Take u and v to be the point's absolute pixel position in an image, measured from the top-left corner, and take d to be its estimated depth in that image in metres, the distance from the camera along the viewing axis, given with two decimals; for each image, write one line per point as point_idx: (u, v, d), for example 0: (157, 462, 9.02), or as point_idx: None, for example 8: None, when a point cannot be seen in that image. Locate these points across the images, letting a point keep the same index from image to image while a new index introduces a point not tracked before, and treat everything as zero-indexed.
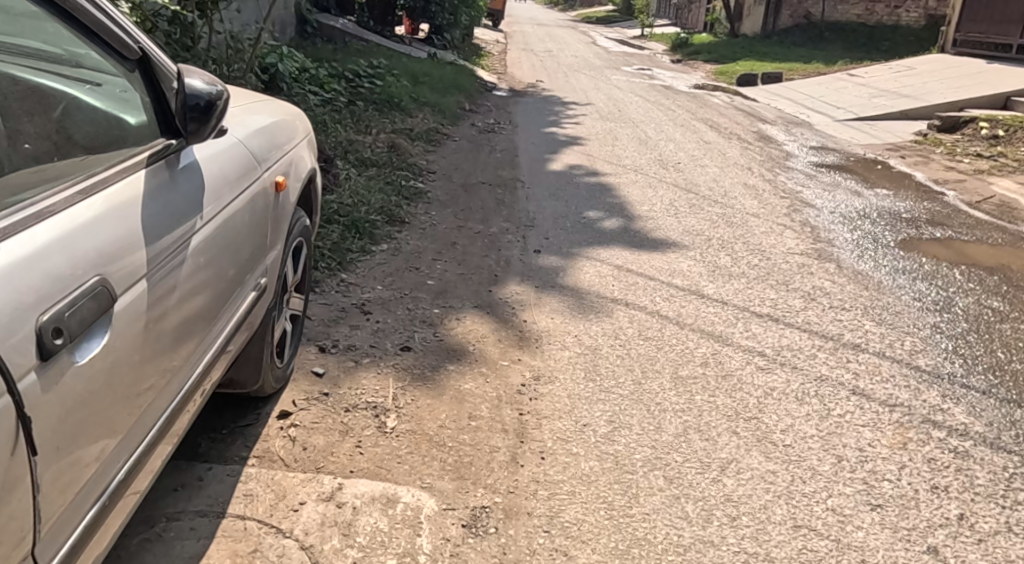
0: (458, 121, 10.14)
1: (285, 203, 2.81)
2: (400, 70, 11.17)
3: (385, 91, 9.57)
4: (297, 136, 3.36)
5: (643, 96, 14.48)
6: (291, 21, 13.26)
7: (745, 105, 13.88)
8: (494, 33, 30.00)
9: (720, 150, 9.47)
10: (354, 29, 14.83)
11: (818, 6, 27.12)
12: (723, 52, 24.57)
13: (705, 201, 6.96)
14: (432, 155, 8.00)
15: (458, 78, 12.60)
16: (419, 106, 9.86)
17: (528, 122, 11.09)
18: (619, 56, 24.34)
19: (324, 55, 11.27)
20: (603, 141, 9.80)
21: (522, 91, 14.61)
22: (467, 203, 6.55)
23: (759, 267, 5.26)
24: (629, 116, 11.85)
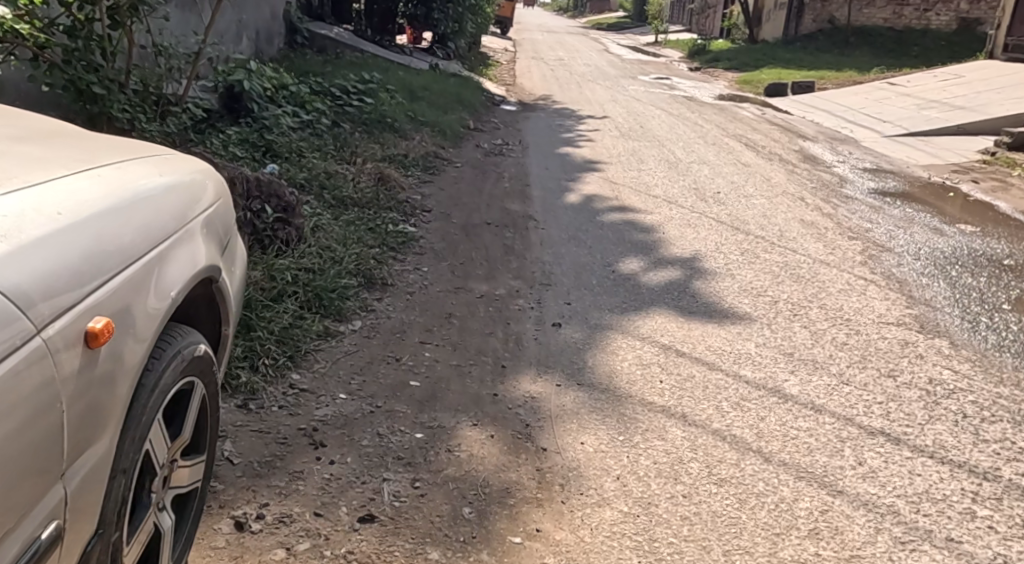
0: (461, 143, 8.93)
1: (113, 342, 1.60)
2: (396, 84, 9.98)
3: (376, 110, 8.37)
4: (186, 207, 2.13)
5: (664, 109, 13.25)
6: (277, 30, 12.11)
7: (778, 119, 12.64)
8: (502, 40, 28.84)
9: (764, 175, 8.22)
10: (348, 38, 13.66)
11: (843, 10, 25.81)
12: (743, 60, 23.31)
13: (759, 246, 5.72)
14: (428, 189, 6.79)
15: (462, 92, 11.39)
16: (416, 126, 8.66)
17: (542, 141, 9.86)
18: (633, 64, 23.14)
19: (311, 68, 10.09)
20: (628, 164, 8.56)
21: (532, 104, 13.42)
22: (469, 252, 5.31)
23: (849, 348, 4.02)
24: (653, 133, 10.64)
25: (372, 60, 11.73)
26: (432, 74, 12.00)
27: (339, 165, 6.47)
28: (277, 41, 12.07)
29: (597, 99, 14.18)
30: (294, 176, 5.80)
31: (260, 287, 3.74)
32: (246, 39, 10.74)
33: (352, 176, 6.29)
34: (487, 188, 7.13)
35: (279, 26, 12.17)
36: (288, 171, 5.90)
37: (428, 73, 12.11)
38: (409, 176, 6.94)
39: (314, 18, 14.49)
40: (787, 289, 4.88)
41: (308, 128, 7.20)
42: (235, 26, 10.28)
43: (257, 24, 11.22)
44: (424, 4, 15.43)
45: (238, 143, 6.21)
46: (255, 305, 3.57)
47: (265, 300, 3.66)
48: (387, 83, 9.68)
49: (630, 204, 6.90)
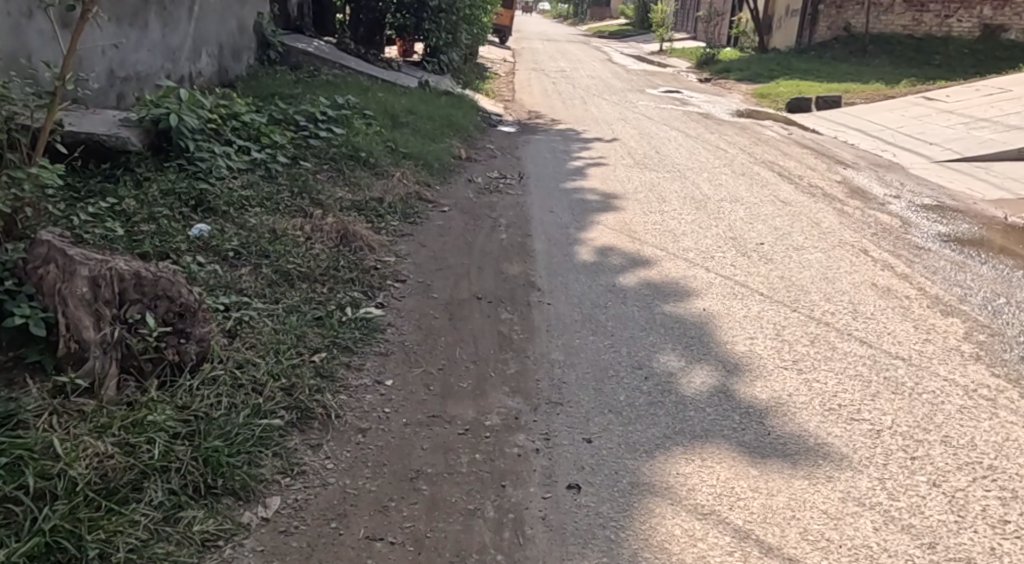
0: (449, 181, 7.62)
1: None
2: (376, 108, 8.68)
3: (347, 143, 7.06)
4: None
5: (678, 130, 12.00)
6: (246, 45, 10.85)
7: (806, 139, 11.37)
8: (501, 51, 27.59)
9: (810, 217, 6.90)
10: (328, 52, 12.38)
11: (860, 16, 24.49)
12: (756, 70, 21.99)
13: (831, 331, 4.39)
14: (405, 248, 5.46)
15: (453, 114, 10.09)
16: (396, 159, 7.35)
17: (545, 173, 8.53)
18: (639, 75, 21.95)
19: (278, 91, 8.80)
20: (647, 204, 7.24)
21: (532, 124, 12.17)
22: (450, 349, 3.97)
23: (1014, 534, 2.69)
24: (670, 159, 9.37)
25: (353, 79, 10.46)
26: (420, 94, 10.72)
27: (290, 221, 5.17)
28: (245, 58, 10.81)
29: (603, 118, 12.90)
30: (222, 249, 4.49)
31: (108, 469, 2.49)
32: (207, 57, 9.47)
33: (305, 235, 4.98)
34: (479, 243, 5.80)
35: (248, 41, 10.91)
36: (217, 240, 4.60)
37: (416, 92, 10.83)
38: (381, 231, 5.63)
39: (292, 30, 13.23)
40: (888, 405, 3.55)
41: (257, 172, 5.91)
42: (192, 42, 9.01)
43: (221, 39, 9.95)
44: (413, 15, 14.14)
45: (159, 198, 4.91)
46: (89, 517, 2.33)
47: (113, 501, 2.42)
48: (365, 108, 8.38)
49: (656, 263, 5.55)
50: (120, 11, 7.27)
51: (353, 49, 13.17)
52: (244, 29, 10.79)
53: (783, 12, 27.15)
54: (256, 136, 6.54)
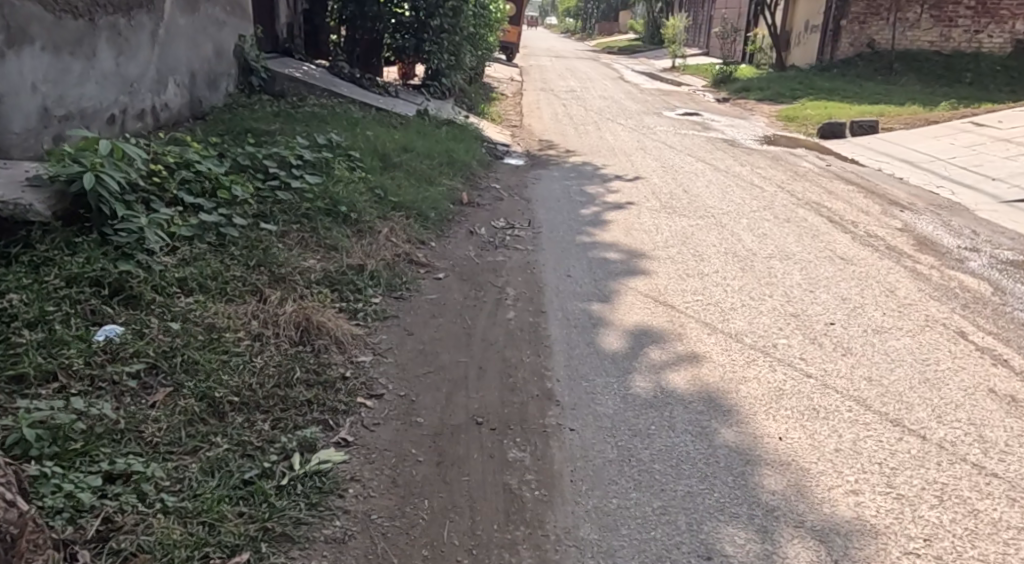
0: (447, 238, 6.47)
1: None
2: (365, 146, 7.55)
3: (323, 195, 5.94)
4: None
5: (705, 161, 10.88)
6: (224, 72, 9.78)
7: (849, 173, 10.24)
8: (509, 70, 26.49)
9: (881, 281, 5.74)
10: (319, 77, 11.29)
11: (885, 32, 23.38)
12: (777, 89, 20.86)
13: (960, 477, 3.23)
14: (386, 339, 4.31)
15: (455, 149, 8.96)
16: (383, 212, 6.22)
17: (559, 221, 7.38)
18: (655, 96, 20.89)
19: (253, 128, 7.69)
20: (683, 263, 6.08)
21: (543, 155, 11.06)
22: (434, 525, 2.87)
23: None
24: (702, 200, 8.26)
25: (344, 109, 9.38)
26: (418, 126, 9.60)
27: (236, 309, 4.05)
28: (223, 86, 9.74)
29: (621, 147, 11.75)
30: (132, 366, 3.39)
31: None
32: (174, 87, 8.39)
33: (252, 335, 3.84)
34: (481, 329, 4.64)
35: (226, 67, 9.83)
36: (128, 350, 3.47)
37: (414, 124, 9.72)
38: (355, 322, 4.48)
39: (280, 53, 12.13)
40: None
41: (205, 240, 4.80)
42: (156, 71, 7.94)
43: (193, 67, 8.88)
44: (413, 36, 13.07)
45: (60, 289, 3.78)
46: None
47: None
48: (351, 148, 7.24)
49: (705, 356, 4.38)
50: (57, 38, 6.20)
51: (347, 73, 12.08)
52: (222, 54, 9.72)
53: (802, 27, 26.04)
54: (211, 190, 5.41)
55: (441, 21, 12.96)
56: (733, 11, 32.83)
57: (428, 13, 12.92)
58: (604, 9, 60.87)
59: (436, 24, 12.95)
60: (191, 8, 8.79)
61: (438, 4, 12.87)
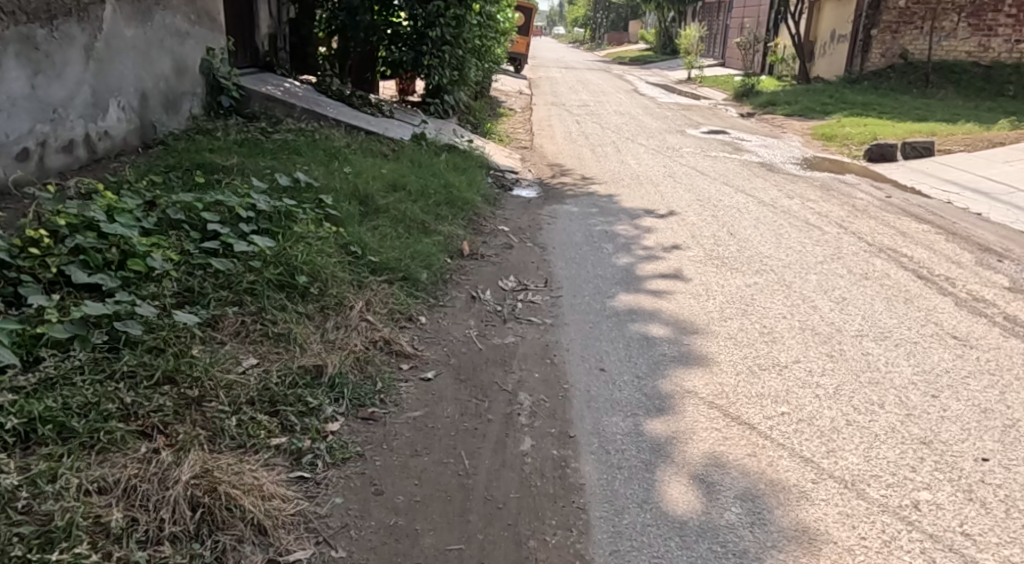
0: (442, 312, 5.05)
1: None
2: (342, 185, 6.12)
3: (277, 259, 4.52)
4: None
5: (744, 192, 9.48)
6: (187, 92, 8.40)
7: (916, 207, 8.82)
8: (517, 82, 25.07)
9: (1022, 376, 4.30)
10: (302, 96, 9.88)
11: (919, 41, 21.96)
12: (807, 104, 19.40)
13: None
14: (342, 508, 3.02)
15: (456, 183, 7.53)
16: (353, 284, 4.78)
17: (583, 279, 5.93)
18: (674, 112, 19.51)
19: (206, 164, 6.30)
20: (752, 348, 4.62)
21: (558, 184, 9.67)
22: None
23: None
24: (754, 247, 6.87)
25: (325, 135, 7.97)
26: (412, 156, 8.18)
27: (103, 475, 2.85)
28: (186, 107, 8.37)
29: (646, 175, 10.31)
30: None
31: None
32: (118, 111, 7.00)
33: (105, 549, 2.65)
34: (483, 480, 3.24)
35: (190, 85, 8.45)
36: None
37: (408, 153, 8.31)
38: (293, 479, 3.12)
39: (259, 68, 10.74)
40: None
41: (90, 346, 3.41)
42: (91, 92, 6.56)
43: (145, 85, 7.49)
44: (410, 48, 11.66)
45: None
46: None
47: None
48: (322, 190, 5.80)
49: (819, 549, 2.94)
50: None
51: (335, 90, 10.68)
52: (184, 72, 8.34)
53: (828, 37, 24.65)
54: (118, 261, 4.00)
55: (442, 30, 11.52)
56: (752, 20, 31.39)
57: (426, 22, 11.49)
58: (614, 18, 59.49)
59: (436, 35, 11.51)
60: (142, 17, 7.41)
61: (438, 12, 11.47)
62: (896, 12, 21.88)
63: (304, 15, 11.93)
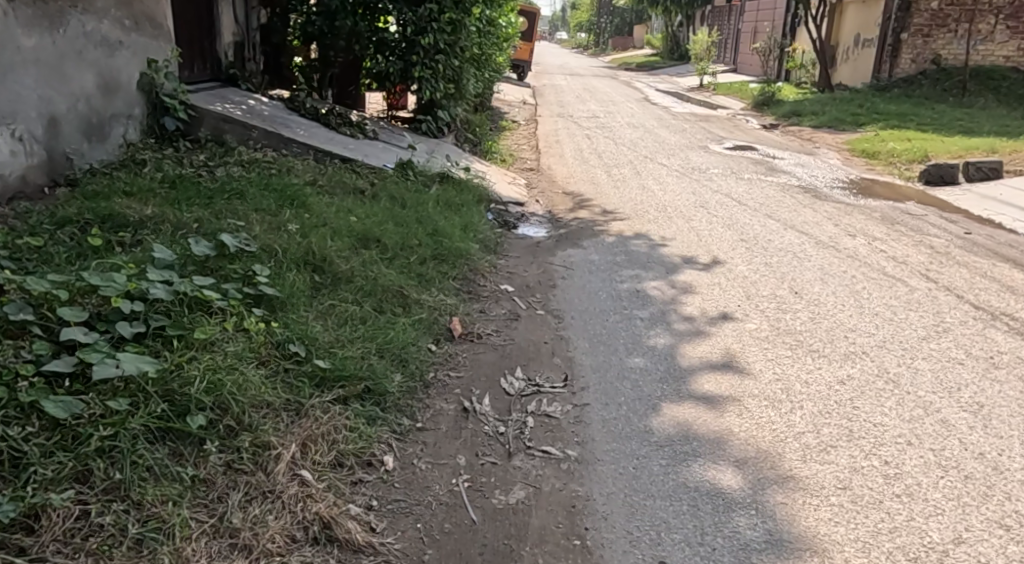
0: (419, 445, 3.47)
1: None
2: (290, 245, 4.56)
3: (160, 388, 3.02)
4: None
5: (793, 228, 7.96)
6: (119, 114, 6.85)
7: (1008, 247, 7.31)
8: (521, 92, 23.53)
9: None
10: (267, 116, 8.32)
11: (953, 46, 20.47)
12: (836, 114, 17.87)
13: None
14: None
15: (445, 230, 6.01)
16: (277, 410, 3.24)
17: (615, 372, 4.38)
18: (692, 123, 17.99)
19: (115, 216, 4.73)
20: (885, 517, 3.11)
21: (573, 220, 8.15)
22: None
23: None
24: (830, 314, 5.34)
25: (286, 170, 6.46)
26: (392, 194, 6.66)
27: None
28: (117, 132, 6.82)
29: (674, 206, 8.79)
30: None
31: None
32: (11, 142, 5.56)
33: None
34: None
35: (123, 106, 6.91)
36: None
37: (391, 189, 6.80)
38: None
39: (220, 82, 9.20)
40: None
41: None
42: None
43: (56, 108, 5.99)
44: (400, 58, 10.15)
45: None
46: None
47: None
48: (257, 259, 4.24)
49: None
50: None
51: (310, 108, 9.15)
52: (115, 90, 6.80)
53: (852, 41, 23.17)
54: None
55: (435, 38, 10.01)
56: (766, 24, 29.91)
57: (417, 28, 9.99)
58: (619, 24, 58.02)
59: (429, 42, 9.99)
60: (50, 23, 5.90)
61: (432, 17, 9.96)
62: (928, 14, 20.41)
63: (276, 20, 10.39)
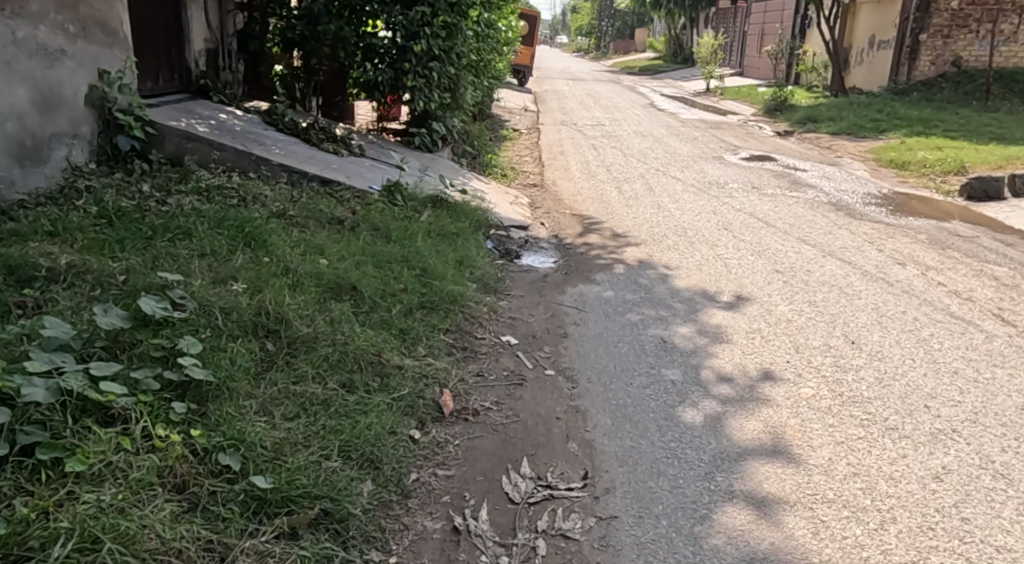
0: None
1: None
2: (233, 302, 3.64)
3: (14, 550, 2.37)
4: None
5: (832, 255, 7.08)
6: (62, 133, 5.94)
7: None
8: (523, 98, 22.66)
9: None
10: (238, 133, 7.41)
11: (974, 47, 19.59)
12: (855, 120, 16.98)
13: None
14: None
15: (435, 269, 5.10)
16: (186, 559, 2.53)
17: (649, 466, 3.45)
18: (703, 131, 17.11)
19: (19, 265, 3.76)
20: None
21: (583, 247, 7.25)
22: None
23: None
24: (900, 374, 4.45)
25: (250, 201, 5.56)
26: (373, 226, 5.76)
27: None
28: (59, 156, 5.91)
29: (696, 229, 7.90)
30: None
31: None
32: None
33: None
34: None
35: (67, 124, 5.99)
36: None
37: (375, 218, 5.90)
38: None
39: (189, 95, 8.31)
40: None
41: None
42: None
43: None
44: (390, 66, 9.25)
45: None
46: None
47: None
48: (188, 325, 3.36)
49: None
50: None
51: (289, 122, 8.24)
52: (55, 106, 5.89)
53: (867, 44, 22.32)
54: None
55: (428, 44, 9.12)
56: (774, 27, 29.04)
57: (408, 34, 9.10)
58: (621, 27, 57.20)
59: (422, 48, 9.10)
60: None
61: (425, 21, 9.08)
62: (948, 13, 19.51)
63: (254, 25, 9.49)
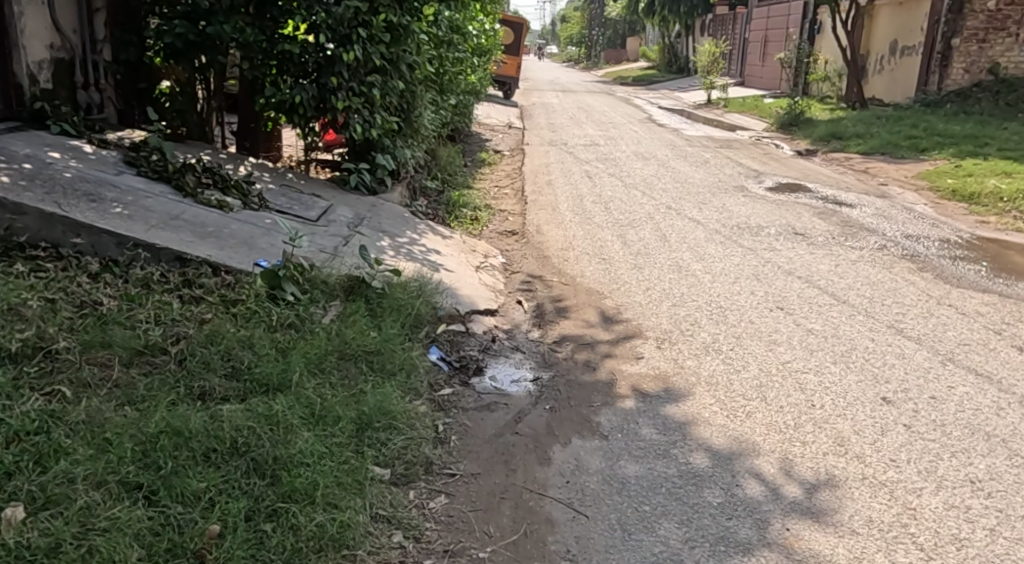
0: None
1: None
2: None
3: None
4: None
5: (950, 360, 4.68)
6: None
7: None
8: (506, 113, 20.39)
9: None
10: (62, 183, 4.98)
11: (1014, 53, 17.25)
12: (888, 137, 14.66)
13: None
14: None
15: (297, 474, 2.76)
16: None
17: None
18: (713, 151, 14.77)
19: None
20: None
21: (575, 347, 4.84)
22: None
23: None
24: None
25: None
26: (214, 364, 3.37)
27: None
28: None
29: (738, 312, 5.48)
30: None
31: None
32: None
33: None
34: None
35: None
36: None
37: (221, 344, 3.50)
38: None
39: (17, 123, 5.95)
40: None
41: None
42: None
43: None
44: (314, 82, 6.87)
45: None
46: None
47: None
48: None
49: None
50: None
51: (158, 161, 5.78)
52: None
53: (889, 49, 19.97)
54: None
55: (363, 49, 6.73)
56: (777, 32, 26.80)
57: (337, 37, 6.69)
58: (612, 35, 55.07)
59: (356, 55, 6.69)
60: None
61: (359, 21, 6.68)
62: (984, 15, 17.19)
63: (132, 27, 7.05)
